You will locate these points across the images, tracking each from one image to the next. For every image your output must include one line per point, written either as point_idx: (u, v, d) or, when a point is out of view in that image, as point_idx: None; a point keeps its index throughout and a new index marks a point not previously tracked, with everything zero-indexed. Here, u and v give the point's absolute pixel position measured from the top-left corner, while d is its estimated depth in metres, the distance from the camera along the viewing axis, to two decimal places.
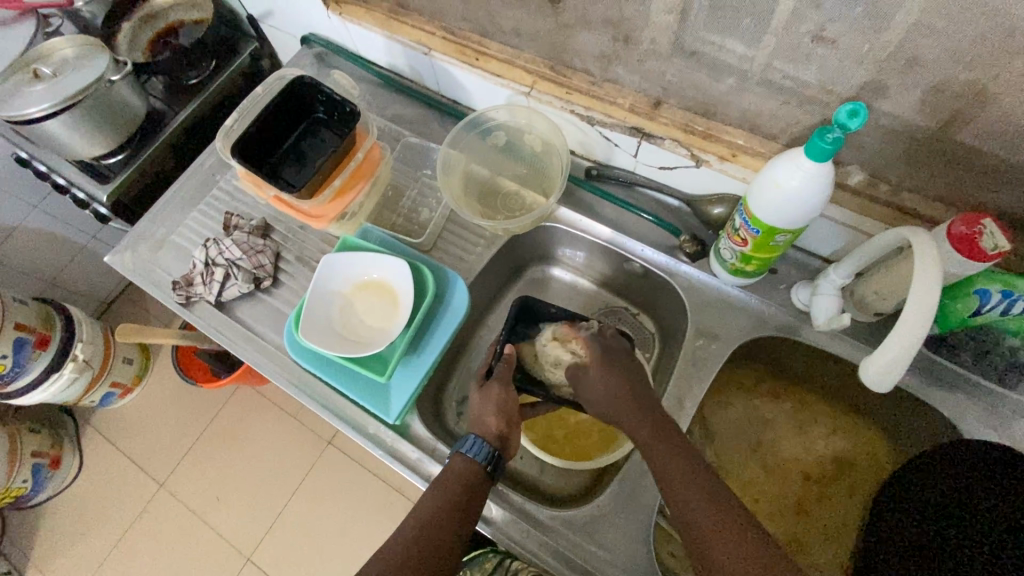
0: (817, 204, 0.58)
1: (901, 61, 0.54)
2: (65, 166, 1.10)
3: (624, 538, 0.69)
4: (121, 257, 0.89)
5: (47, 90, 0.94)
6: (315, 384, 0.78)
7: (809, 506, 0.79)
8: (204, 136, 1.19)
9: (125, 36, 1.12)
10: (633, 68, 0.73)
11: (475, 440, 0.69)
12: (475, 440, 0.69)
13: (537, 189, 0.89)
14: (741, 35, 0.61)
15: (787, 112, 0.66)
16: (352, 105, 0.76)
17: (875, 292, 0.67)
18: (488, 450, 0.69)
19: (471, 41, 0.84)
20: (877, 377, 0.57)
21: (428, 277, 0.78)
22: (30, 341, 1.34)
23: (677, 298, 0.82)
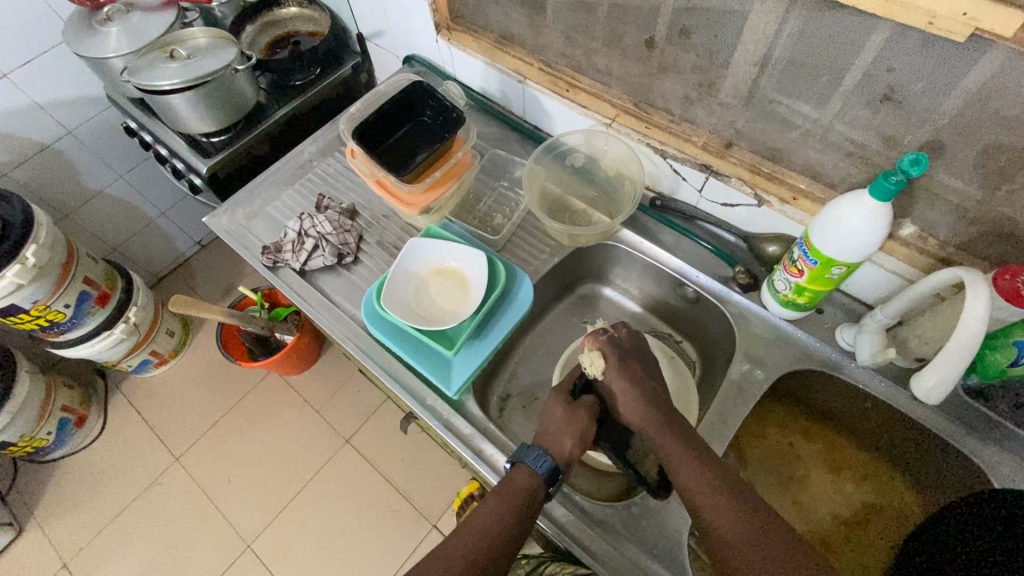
0: (874, 240, 0.65)
1: (959, 127, 0.62)
2: (173, 138, 1.21)
3: (662, 536, 0.71)
4: (218, 219, 0.98)
5: (180, 67, 1.05)
6: (382, 355, 0.84)
7: (836, 545, 0.81)
8: (297, 131, 1.31)
9: (247, 37, 1.28)
10: (711, 111, 0.82)
11: (541, 454, 0.68)
12: (542, 454, 0.68)
13: (604, 211, 0.98)
14: (816, 90, 0.70)
15: (848, 164, 0.74)
16: (458, 111, 0.86)
17: (919, 337, 0.73)
18: (555, 468, 0.68)
19: (564, 73, 0.94)
20: (930, 389, 0.68)
21: (502, 271, 0.85)
22: (91, 295, 1.41)
23: (725, 324, 0.88)
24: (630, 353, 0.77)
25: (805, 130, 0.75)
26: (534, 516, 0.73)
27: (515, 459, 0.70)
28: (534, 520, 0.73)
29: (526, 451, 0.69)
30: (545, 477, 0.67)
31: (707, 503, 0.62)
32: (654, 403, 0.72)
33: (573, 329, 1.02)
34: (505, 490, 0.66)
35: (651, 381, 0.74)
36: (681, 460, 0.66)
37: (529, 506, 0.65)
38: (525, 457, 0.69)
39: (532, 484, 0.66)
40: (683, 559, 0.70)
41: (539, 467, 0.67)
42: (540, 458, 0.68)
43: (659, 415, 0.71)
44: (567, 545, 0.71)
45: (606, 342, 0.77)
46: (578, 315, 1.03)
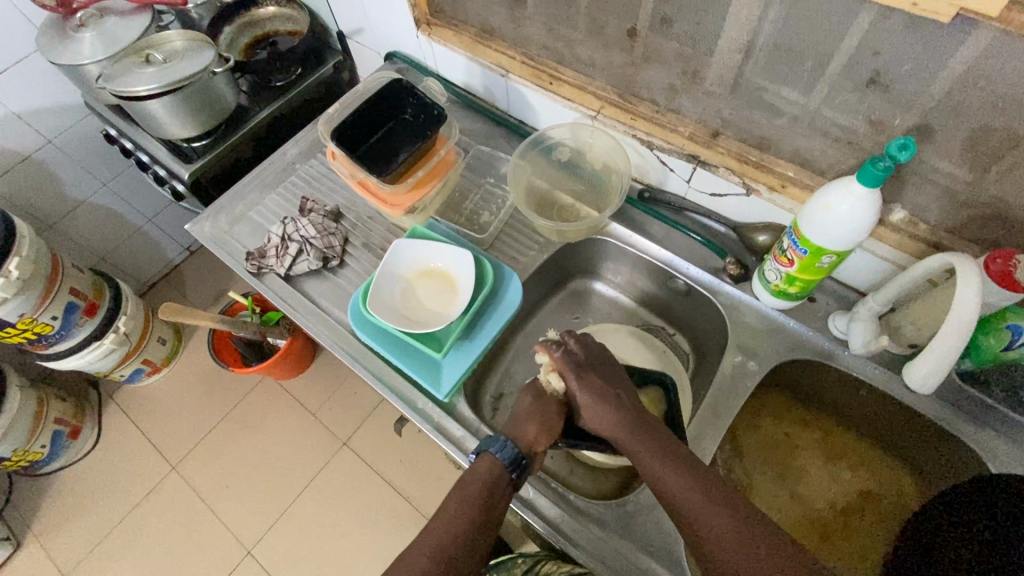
0: (863, 227, 0.64)
1: (947, 109, 0.61)
2: (153, 144, 1.19)
3: (658, 533, 0.71)
4: (201, 227, 0.96)
5: (157, 72, 1.03)
6: (370, 358, 0.83)
7: (834, 534, 0.80)
8: (280, 133, 1.29)
9: (225, 37, 1.25)
10: (696, 100, 0.81)
11: (504, 442, 0.68)
12: (505, 443, 0.68)
13: (592, 205, 0.97)
14: (801, 76, 0.69)
15: (836, 150, 0.73)
16: (439, 108, 0.85)
17: (912, 323, 0.72)
18: (518, 455, 0.67)
19: (547, 66, 0.93)
20: (924, 373, 0.67)
21: (489, 270, 0.84)
22: (79, 306, 1.40)
23: (717, 316, 0.88)
24: (589, 364, 0.74)
25: (793, 117, 0.74)
26: (529, 516, 0.72)
27: (480, 447, 0.70)
28: (530, 521, 0.72)
29: (491, 441, 0.69)
30: (507, 464, 0.67)
31: (692, 512, 0.61)
32: (623, 409, 0.70)
33: (565, 325, 1.01)
34: (469, 480, 0.66)
35: (614, 388, 0.72)
36: (660, 470, 0.64)
37: (493, 494, 0.65)
38: (489, 446, 0.68)
39: (496, 472, 0.66)
40: (680, 555, 0.69)
41: (502, 455, 0.67)
42: (503, 446, 0.68)
43: (630, 419, 0.69)
44: (562, 544, 0.70)
45: (561, 357, 0.74)
46: (569, 311, 1.02)
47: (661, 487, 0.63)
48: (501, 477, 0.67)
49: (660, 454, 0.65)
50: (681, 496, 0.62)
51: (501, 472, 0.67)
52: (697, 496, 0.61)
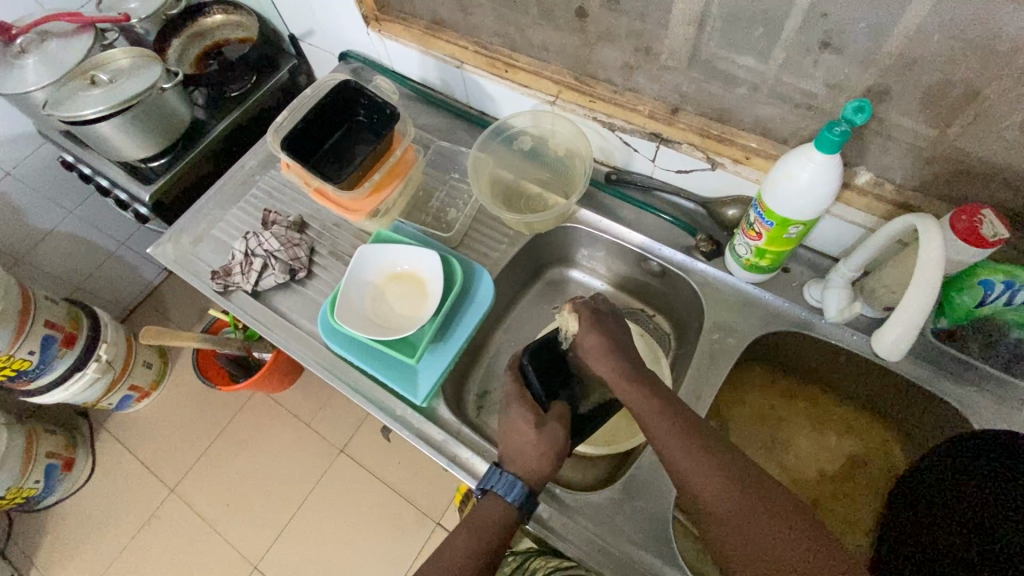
0: (826, 195, 0.63)
1: (904, 66, 0.59)
2: (110, 167, 1.16)
3: (647, 519, 0.70)
4: (164, 249, 0.94)
5: (103, 93, 1.00)
6: (345, 368, 0.82)
7: (825, 502, 0.80)
8: (240, 145, 1.25)
9: (174, 51, 1.22)
10: (653, 77, 0.79)
11: (512, 482, 0.65)
12: (515, 483, 0.65)
13: (559, 192, 0.95)
14: (755, 44, 0.67)
15: (798, 116, 0.71)
16: (391, 108, 0.83)
17: (884, 285, 0.71)
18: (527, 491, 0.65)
19: (500, 54, 0.90)
20: (891, 345, 0.62)
21: (457, 269, 0.82)
22: (57, 338, 1.37)
23: (693, 295, 0.87)
24: (605, 314, 0.75)
25: (751, 86, 0.72)
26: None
27: (484, 483, 0.67)
28: (515, 519, 0.72)
29: (495, 477, 0.67)
30: (519, 504, 0.65)
31: (693, 476, 0.60)
32: (629, 361, 0.71)
33: (545, 316, 1.00)
34: (478, 524, 0.64)
35: (625, 342, 0.73)
36: (665, 429, 0.63)
37: (504, 537, 0.63)
38: (495, 485, 0.66)
39: (505, 512, 0.65)
40: (669, 540, 0.69)
41: (511, 496, 0.65)
42: (511, 485, 0.65)
43: (630, 371, 0.70)
44: (548, 538, 0.70)
45: (581, 304, 0.75)
46: (546, 301, 1.01)
47: (663, 447, 0.63)
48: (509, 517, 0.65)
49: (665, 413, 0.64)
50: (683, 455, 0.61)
51: (511, 515, 0.65)
52: (702, 463, 0.60)
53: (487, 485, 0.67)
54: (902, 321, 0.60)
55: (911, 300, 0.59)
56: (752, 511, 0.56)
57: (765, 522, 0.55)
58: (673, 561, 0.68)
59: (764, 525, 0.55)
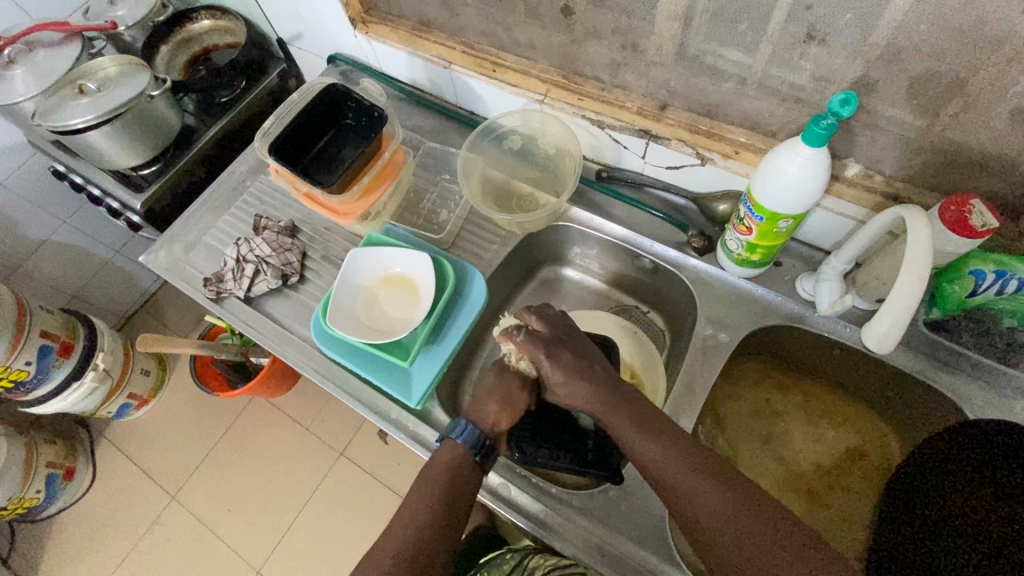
0: (814, 188, 0.63)
1: (890, 57, 0.59)
2: (101, 175, 1.16)
3: (644, 516, 0.70)
4: (156, 257, 0.94)
5: (91, 102, 0.99)
6: (339, 373, 0.82)
7: (822, 495, 0.80)
8: (231, 150, 1.25)
9: (162, 59, 1.22)
10: (641, 74, 0.79)
11: (466, 427, 0.68)
12: (467, 427, 0.68)
13: (550, 191, 0.95)
14: (740, 39, 0.67)
15: (785, 110, 0.71)
16: (379, 110, 0.82)
17: (875, 278, 0.71)
18: (481, 438, 0.67)
19: (488, 54, 0.90)
20: (881, 337, 0.61)
21: (449, 271, 0.82)
22: (53, 348, 1.37)
23: (687, 291, 0.86)
24: (555, 341, 0.71)
25: (738, 80, 0.71)
26: (511, 515, 0.71)
27: (444, 434, 0.69)
28: (511, 519, 0.72)
29: (452, 426, 0.69)
30: (472, 447, 0.67)
31: (675, 481, 0.60)
32: (598, 380, 0.69)
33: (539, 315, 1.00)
34: (434, 473, 0.65)
35: (584, 361, 0.70)
36: (642, 441, 0.63)
37: (458, 484, 0.64)
38: (451, 433, 0.68)
39: (460, 455, 0.66)
40: (666, 536, 0.69)
41: (466, 440, 0.67)
42: (465, 432, 0.67)
43: (603, 390, 0.68)
44: (546, 539, 0.70)
45: (525, 340, 0.71)
46: (540, 300, 1.01)
47: (642, 458, 0.63)
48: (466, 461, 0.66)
49: (642, 426, 0.64)
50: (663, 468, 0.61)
51: (466, 458, 0.66)
52: (683, 467, 0.60)
53: (446, 434, 0.69)
54: (893, 310, 0.59)
55: (901, 291, 0.58)
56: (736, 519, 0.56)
57: (749, 521, 0.56)
58: (670, 558, 0.68)
59: (747, 524, 0.56)
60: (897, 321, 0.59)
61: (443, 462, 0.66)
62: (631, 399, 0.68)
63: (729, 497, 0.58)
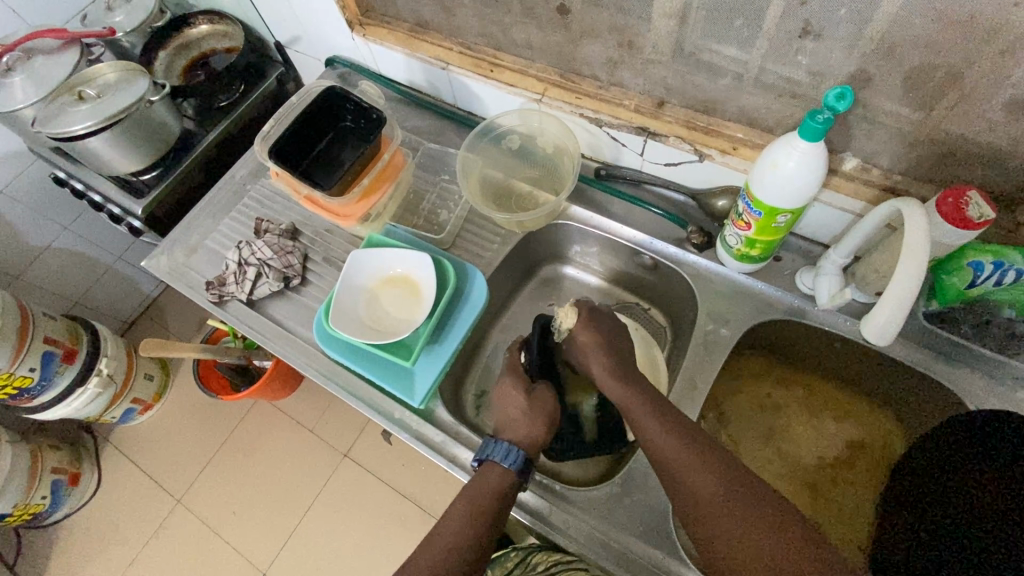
0: (812, 182, 0.63)
1: (885, 50, 0.59)
2: (101, 181, 1.16)
3: (648, 511, 0.71)
4: (158, 261, 0.94)
5: (90, 108, 1.00)
6: (342, 374, 0.82)
7: (824, 488, 0.81)
8: (230, 154, 1.25)
9: (161, 66, 1.22)
10: (638, 71, 0.79)
11: (509, 449, 0.67)
12: (511, 450, 0.67)
13: (549, 190, 0.95)
14: (736, 35, 0.67)
15: (782, 105, 0.71)
16: (378, 112, 0.83)
17: (874, 271, 0.71)
18: (524, 461, 0.67)
19: (485, 54, 0.90)
20: (880, 329, 0.61)
21: (450, 271, 0.83)
22: (57, 355, 1.37)
23: (687, 287, 0.87)
24: (598, 316, 0.79)
25: (735, 76, 0.72)
26: (512, 511, 0.72)
27: (482, 452, 0.69)
28: (514, 516, 0.72)
29: (494, 446, 0.68)
30: (517, 470, 0.66)
31: (680, 470, 0.62)
32: (623, 360, 0.75)
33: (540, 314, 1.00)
34: (477, 495, 0.65)
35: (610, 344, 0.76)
36: (653, 428, 0.65)
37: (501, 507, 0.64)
38: (492, 453, 0.68)
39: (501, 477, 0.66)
40: (670, 531, 0.69)
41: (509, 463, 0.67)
42: (508, 452, 0.67)
43: (621, 371, 0.73)
44: (550, 535, 0.70)
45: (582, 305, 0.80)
46: (541, 299, 1.01)
47: (651, 445, 0.65)
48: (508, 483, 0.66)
49: (652, 415, 0.67)
50: (668, 456, 0.63)
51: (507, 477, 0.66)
52: (689, 457, 0.62)
53: (484, 454, 0.68)
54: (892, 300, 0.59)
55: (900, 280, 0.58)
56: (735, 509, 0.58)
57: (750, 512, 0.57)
58: (674, 553, 0.68)
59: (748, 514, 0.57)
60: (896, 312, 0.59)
61: (484, 484, 0.66)
62: (645, 390, 0.70)
63: (731, 488, 0.59)
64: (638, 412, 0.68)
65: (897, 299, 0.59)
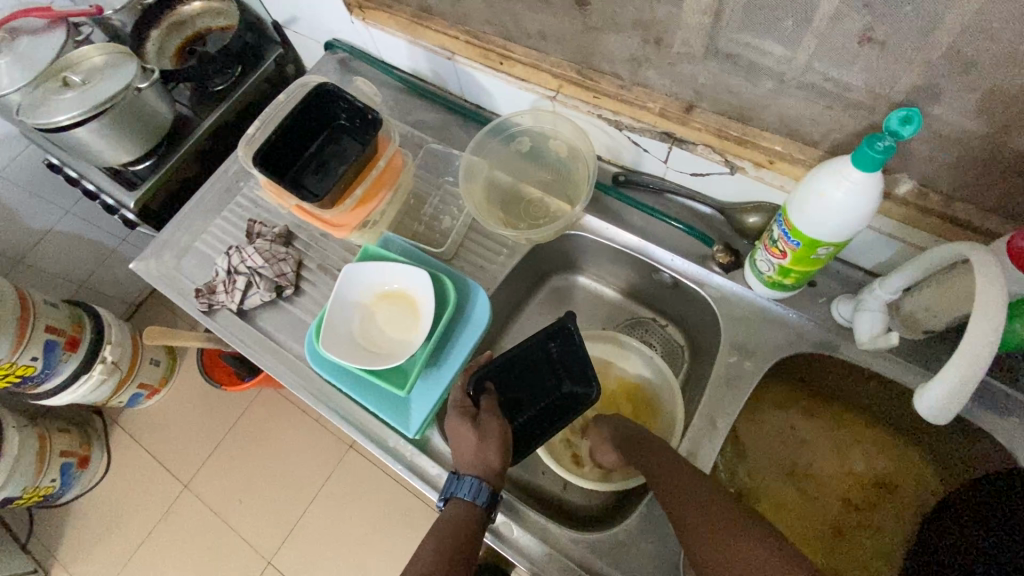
0: (862, 215, 0.55)
1: (963, 62, 0.50)
2: (92, 171, 1.11)
3: (653, 562, 0.66)
4: (146, 264, 0.90)
5: (76, 97, 0.94)
6: (335, 396, 0.78)
7: (848, 532, 0.75)
8: (227, 143, 1.19)
9: (153, 44, 1.15)
10: (664, 71, 0.70)
11: (474, 484, 0.61)
12: (476, 485, 0.61)
13: (562, 196, 0.88)
14: (784, 37, 0.58)
15: (830, 118, 0.62)
16: (374, 112, 0.75)
17: (926, 311, 0.63)
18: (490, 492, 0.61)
19: (495, 45, 0.81)
20: (937, 406, 0.53)
21: (450, 289, 0.76)
22: (59, 343, 1.36)
23: (708, 310, 0.80)
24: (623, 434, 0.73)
25: (778, 81, 0.62)
26: (495, 546, 0.68)
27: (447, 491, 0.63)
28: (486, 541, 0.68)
29: (457, 483, 0.62)
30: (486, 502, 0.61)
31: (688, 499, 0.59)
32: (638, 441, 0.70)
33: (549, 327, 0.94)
34: (449, 530, 0.58)
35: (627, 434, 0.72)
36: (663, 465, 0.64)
37: (469, 538, 0.58)
38: (456, 490, 0.61)
39: (472, 515, 0.60)
40: None
41: (476, 495, 0.61)
42: (474, 488, 0.61)
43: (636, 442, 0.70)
44: None
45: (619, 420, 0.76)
46: (550, 311, 0.94)
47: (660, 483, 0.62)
48: (475, 520, 0.60)
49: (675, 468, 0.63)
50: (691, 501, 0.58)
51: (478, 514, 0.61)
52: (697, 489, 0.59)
53: (451, 492, 0.62)
54: (967, 355, 0.50)
55: (971, 341, 0.50)
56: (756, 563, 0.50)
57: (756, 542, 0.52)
58: None
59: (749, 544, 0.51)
60: (965, 373, 0.50)
61: (452, 521, 0.60)
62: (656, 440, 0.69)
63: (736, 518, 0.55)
64: (663, 464, 0.64)
65: (964, 362, 0.50)
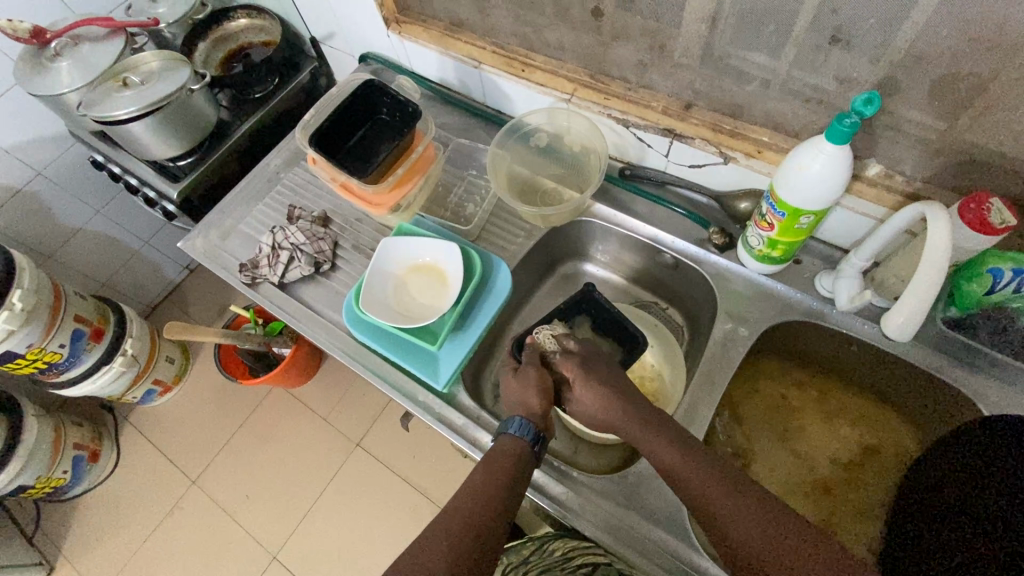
0: (836, 185, 0.65)
1: (913, 59, 0.61)
2: (138, 165, 1.20)
3: (661, 501, 0.72)
4: (193, 243, 0.98)
5: (133, 95, 1.03)
6: (369, 356, 0.85)
7: (837, 489, 0.82)
8: (262, 145, 1.29)
9: (200, 55, 1.26)
10: (667, 74, 0.81)
11: (521, 422, 0.70)
12: (523, 422, 0.69)
13: (574, 187, 0.98)
14: (768, 43, 0.69)
15: (809, 111, 0.73)
16: (413, 106, 0.86)
17: (895, 275, 0.73)
18: (535, 430, 0.69)
19: (517, 54, 0.93)
20: (899, 329, 0.68)
21: (476, 260, 0.85)
22: (85, 333, 1.42)
23: (706, 287, 0.89)
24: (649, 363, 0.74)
25: (762, 82, 0.74)
26: (535, 496, 0.74)
27: (498, 433, 0.71)
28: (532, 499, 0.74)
29: (508, 422, 0.70)
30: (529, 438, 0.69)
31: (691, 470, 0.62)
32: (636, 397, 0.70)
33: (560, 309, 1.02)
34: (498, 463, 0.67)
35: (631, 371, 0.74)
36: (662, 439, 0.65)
37: (518, 471, 0.66)
38: (508, 428, 0.70)
39: (519, 449, 0.68)
40: (684, 520, 0.71)
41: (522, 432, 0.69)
42: (523, 426, 0.69)
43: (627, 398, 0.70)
44: (567, 518, 0.72)
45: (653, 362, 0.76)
46: (561, 295, 1.03)
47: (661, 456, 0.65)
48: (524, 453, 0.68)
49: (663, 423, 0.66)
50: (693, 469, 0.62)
51: (524, 449, 0.68)
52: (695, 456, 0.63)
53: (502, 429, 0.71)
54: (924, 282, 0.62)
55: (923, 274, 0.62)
56: (757, 518, 0.57)
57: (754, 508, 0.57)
58: (687, 540, 0.70)
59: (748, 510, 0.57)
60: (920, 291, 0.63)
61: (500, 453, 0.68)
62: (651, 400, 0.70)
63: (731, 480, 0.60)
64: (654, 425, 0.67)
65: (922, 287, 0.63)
